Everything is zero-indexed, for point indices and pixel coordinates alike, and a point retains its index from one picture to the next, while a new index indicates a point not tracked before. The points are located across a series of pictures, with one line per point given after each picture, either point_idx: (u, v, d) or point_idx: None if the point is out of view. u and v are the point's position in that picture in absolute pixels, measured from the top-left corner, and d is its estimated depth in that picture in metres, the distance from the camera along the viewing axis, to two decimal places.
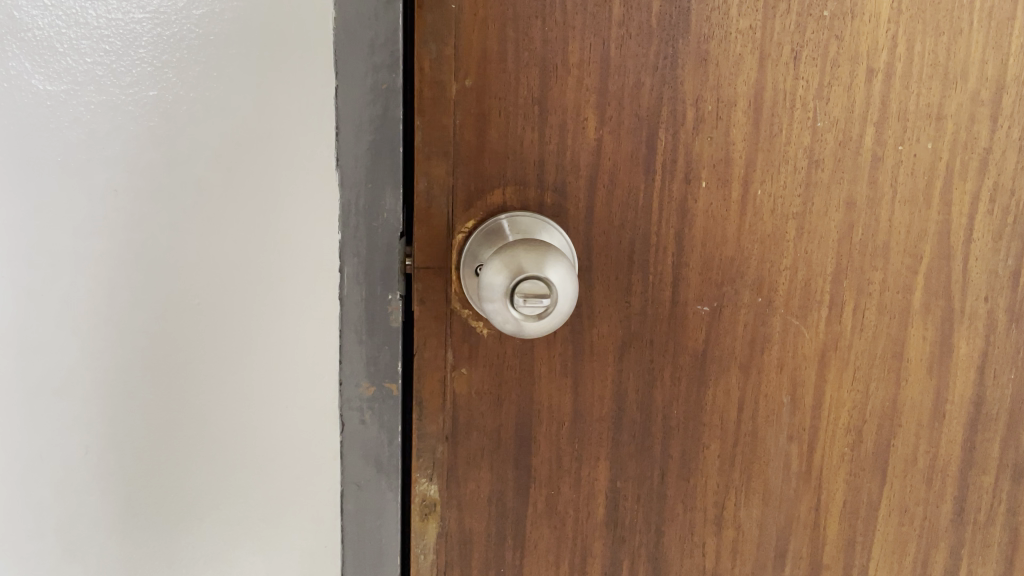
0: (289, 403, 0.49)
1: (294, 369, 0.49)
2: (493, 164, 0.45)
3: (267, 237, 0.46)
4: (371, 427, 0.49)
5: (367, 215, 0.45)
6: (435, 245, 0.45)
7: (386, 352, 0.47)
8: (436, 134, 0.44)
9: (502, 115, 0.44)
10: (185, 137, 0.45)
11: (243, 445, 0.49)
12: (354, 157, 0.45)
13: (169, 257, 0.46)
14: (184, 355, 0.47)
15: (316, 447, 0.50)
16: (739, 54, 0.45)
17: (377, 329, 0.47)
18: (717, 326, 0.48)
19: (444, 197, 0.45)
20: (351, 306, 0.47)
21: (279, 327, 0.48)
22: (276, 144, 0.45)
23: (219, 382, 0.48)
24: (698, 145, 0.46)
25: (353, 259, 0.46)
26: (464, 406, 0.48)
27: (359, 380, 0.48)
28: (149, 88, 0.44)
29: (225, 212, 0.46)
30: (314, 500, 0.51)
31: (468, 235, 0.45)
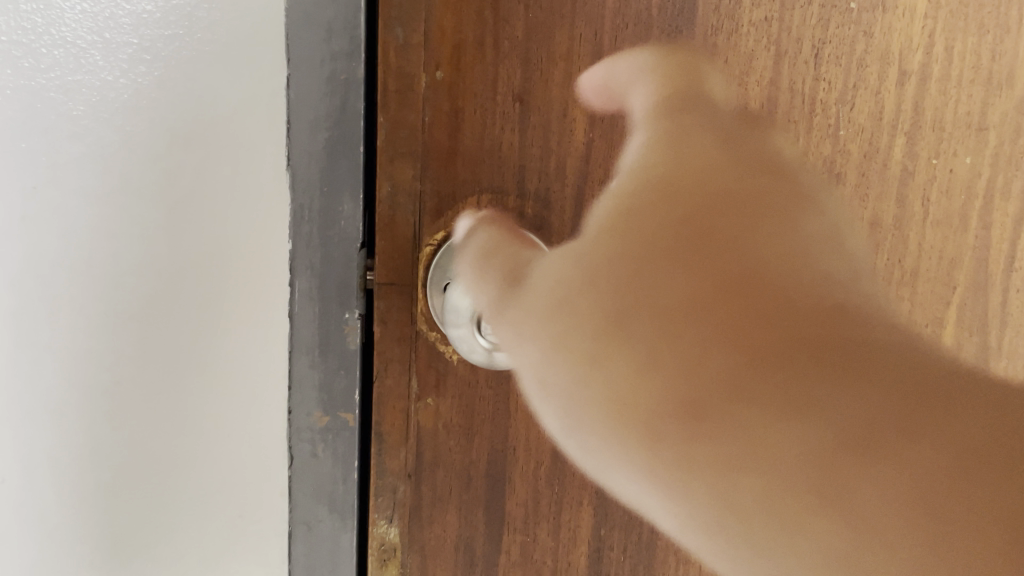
0: (234, 434, 0.42)
1: (241, 395, 0.42)
2: (468, 168, 0.39)
3: (211, 245, 0.39)
4: (324, 461, 0.45)
5: (322, 222, 0.41)
6: (398, 258, 0.40)
7: (343, 378, 0.43)
8: (401, 133, 0.39)
9: (477, 113, 0.39)
10: (116, 134, 0.37)
11: (181, 484, 0.42)
12: (309, 159, 0.40)
13: (96, 267, 0.38)
14: (112, 386, 0.40)
15: (263, 483, 0.44)
16: (751, 51, 0.39)
17: (331, 351, 0.43)
18: None
19: (410, 205, 0.40)
20: (304, 324, 0.43)
21: (224, 348, 0.41)
22: (222, 140, 0.39)
23: (151, 413, 0.41)
24: (702, 153, 0.40)
25: (305, 275, 0.42)
26: (430, 441, 0.42)
27: (311, 409, 0.44)
28: (75, 73, 0.36)
29: (160, 218, 0.38)
30: (257, 539, 0.45)
31: (436, 249, 0.40)
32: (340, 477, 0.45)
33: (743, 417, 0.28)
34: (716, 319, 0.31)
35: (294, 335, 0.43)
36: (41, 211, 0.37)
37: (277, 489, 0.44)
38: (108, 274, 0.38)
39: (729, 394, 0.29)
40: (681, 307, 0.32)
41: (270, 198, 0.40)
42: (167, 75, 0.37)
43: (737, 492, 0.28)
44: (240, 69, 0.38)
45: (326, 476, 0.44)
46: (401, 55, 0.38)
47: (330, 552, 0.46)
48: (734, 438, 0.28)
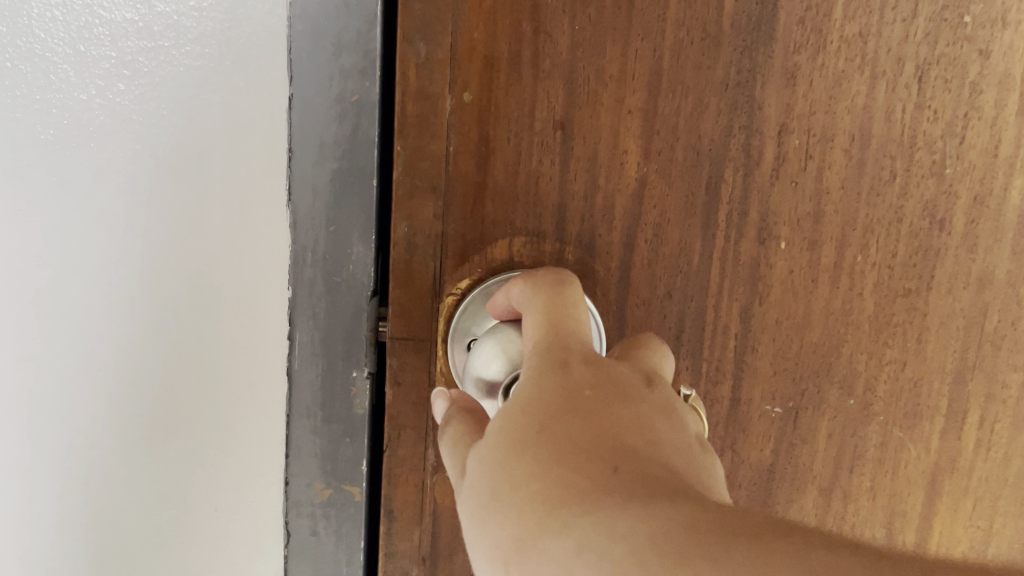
0: (221, 508, 0.36)
1: (227, 462, 0.36)
2: (499, 208, 0.33)
3: (194, 291, 0.34)
4: (326, 539, 0.38)
5: (329, 267, 0.35)
6: (415, 311, 0.34)
7: (349, 447, 0.37)
8: (422, 165, 0.33)
9: (511, 144, 0.33)
10: (88, 162, 0.32)
11: (161, 561, 0.37)
12: (314, 189, 0.34)
13: (66, 314, 0.33)
14: (80, 453, 0.34)
15: (257, 561, 0.38)
16: (840, 72, 0.33)
17: (337, 415, 0.37)
18: (792, 435, 0.36)
19: (430, 248, 0.34)
20: (304, 385, 0.36)
21: (209, 411, 0.35)
22: (210, 168, 0.32)
23: (125, 482, 0.35)
24: (777, 193, 0.33)
25: (307, 325, 0.35)
26: (450, 520, 0.37)
27: (311, 480, 0.37)
28: (44, 92, 0.31)
29: (135, 260, 0.33)
30: None
31: (460, 297, 0.34)
32: (343, 557, 0.39)
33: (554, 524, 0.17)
34: (575, 429, 0.19)
35: (292, 395, 0.36)
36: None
37: (272, 569, 0.38)
38: (77, 323, 0.33)
39: (542, 501, 0.18)
40: (548, 405, 0.21)
41: (264, 234, 0.34)
42: (150, 93, 0.31)
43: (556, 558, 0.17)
44: (236, 86, 0.32)
45: (328, 553, 0.38)
46: (424, 73, 0.32)
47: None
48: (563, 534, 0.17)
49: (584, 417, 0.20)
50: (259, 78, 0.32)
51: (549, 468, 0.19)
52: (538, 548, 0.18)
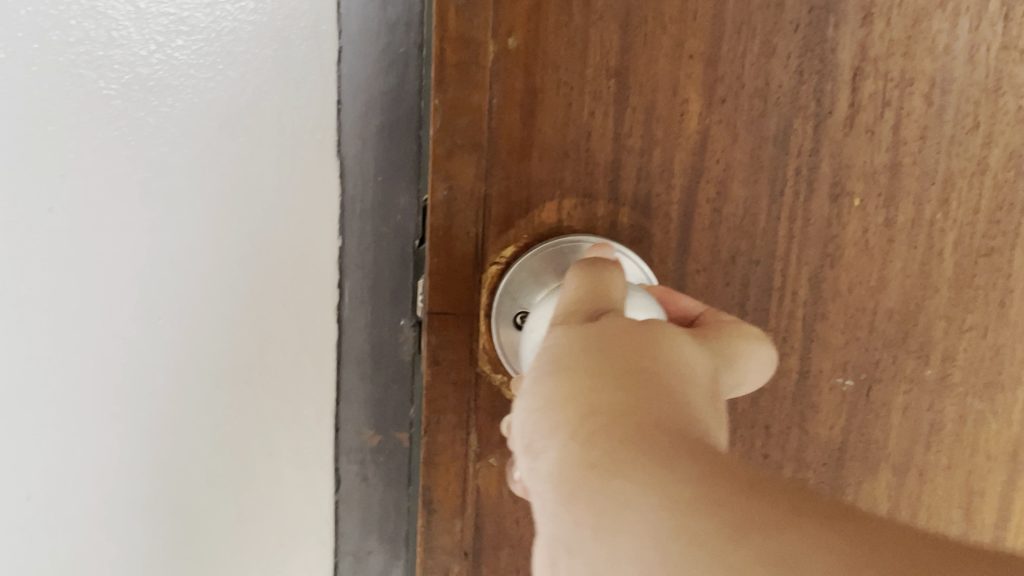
0: (279, 452, 0.42)
1: (284, 407, 0.42)
2: (547, 165, 0.30)
3: (251, 256, 0.39)
4: (375, 481, 0.45)
5: (377, 217, 0.41)
6: (455, 283, 0.31)
7: (395, 391, 0.44)
8: (462, 119, 0.30)
9: (561, 94, 0.30)
10: (148, 115, 0.37)
11: (237, 484, 0.42)
12: (361, 174, 0.41)
13: (166, 258, 0.39)
14: (144, 401, 0.39)
15: (307, 501, 0.44)
16: (921, 9, 0.30)
17: (384, 360, 0.44)
18: (863, 410, 0.33)
19: (471, 212, 0.31)
20: (354, 332, 0.43)
21: (263, 363, 0.41)
22: (264, 128, 0.38)
23: (185, 431, 0.40)
24: (850, 145, 0.31)
25: (358, 291, 0.42)
26: (493, 513, 0.34)
27: (361, 426, 0.44)
28: (139, 65, 0.37)
29: (200, 225, 0.39)
30: (309, 545, 0.45)
31: (505, 267, 0.31)
32: (390, 491, 0.46)
33: (643, 441, 0.19)
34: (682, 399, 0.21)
35: (345, 351, 0.43)
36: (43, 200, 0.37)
37: (322, 491, 0.44)
38: (135, 271, 0.38)
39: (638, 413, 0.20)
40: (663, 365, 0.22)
41: (312, 212, 0.40)
42: (207, 45, 0.37)
43: (632, 467, 0.19)
44: (290, 40, 0.38)
45: (377, 491, 0.46)
46: (464, 17, 0.29)
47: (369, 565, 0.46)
48: (644, 455, 0.19)
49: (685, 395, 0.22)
50: (311, 33, 0.38)
51: (645, 409, 0.20)
52: (618, 455, 0.19)
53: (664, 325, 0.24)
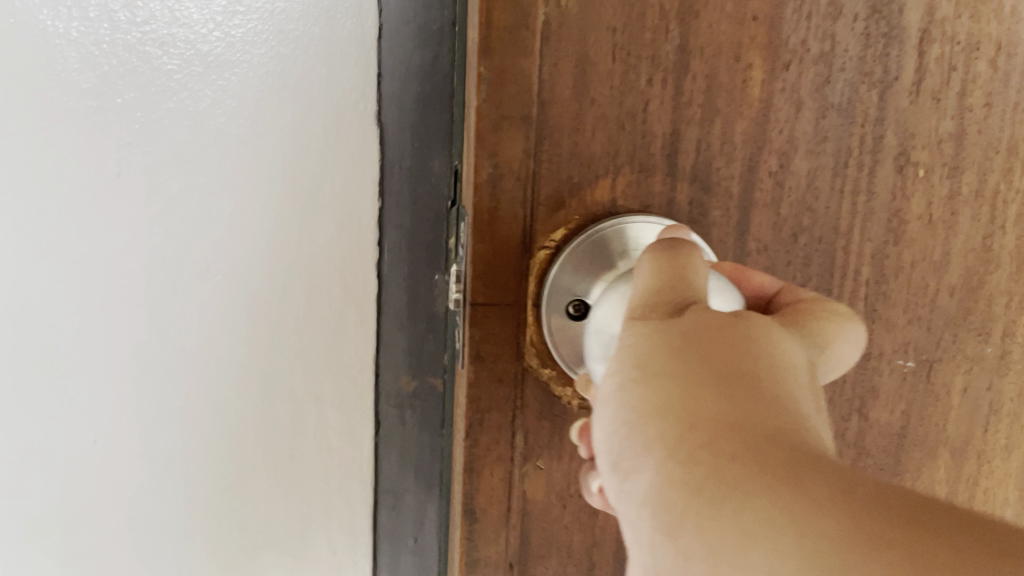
0: (324, 407, 0.44)
1: (326, 358, 0.44)
2: (601, 139, 0.28)
3: (299, 213, 0.41)
4: (412, 428, 0.45)
5: (414, 173, 0.42)
6: (501, 269, 0.28)
7: (431, 341, 0.44)
8: (510, 89, 0.27)
9: (617, 60, 0.27)
10: (201, 86, 0.40)
11: (284, 424, 0.44)
12: (399, 123, 0.41)
13: (218, 209, 0.41)
14: (201, 348, 0.43)
15: (350, 457, 0.45)
16: None
17: (420, 313, 0.44)
18: (924, 392, 0.32)
19: (519, 192, 0.28)
20: (393, 285, 0.43)
21: (312, 318, 0.43)
22: (312, 95, 0.40)
23: (241, 386, 0.43)
24: (916, 113, 0.29)
25: (397, 235, 0.43)
26: (539, 519, 0.31)
27: (399, 376, 0.45)
28: (202, 45, 0.40)
29: (252, 189, 0.41)
30: (349, 489, 0.45)
31: (555, 251, 0.29)
32: (427, 438, 0.45)
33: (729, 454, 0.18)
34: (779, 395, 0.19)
35: (384, 302, 0.44)
36: (109, 185, 0.40)
37: (364, 438, 0.45)
38: (193, 224, 0.41)
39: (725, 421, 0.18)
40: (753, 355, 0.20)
41: (352, 169, 0.41)
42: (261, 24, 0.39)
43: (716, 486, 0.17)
44: (336, 17, 0.40)
45: (414, 442, 0.46)
46: None
47: (410, 522, 0.46)
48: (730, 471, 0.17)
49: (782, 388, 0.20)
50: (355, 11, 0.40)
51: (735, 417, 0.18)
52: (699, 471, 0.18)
53: (753, 313, 0.22)
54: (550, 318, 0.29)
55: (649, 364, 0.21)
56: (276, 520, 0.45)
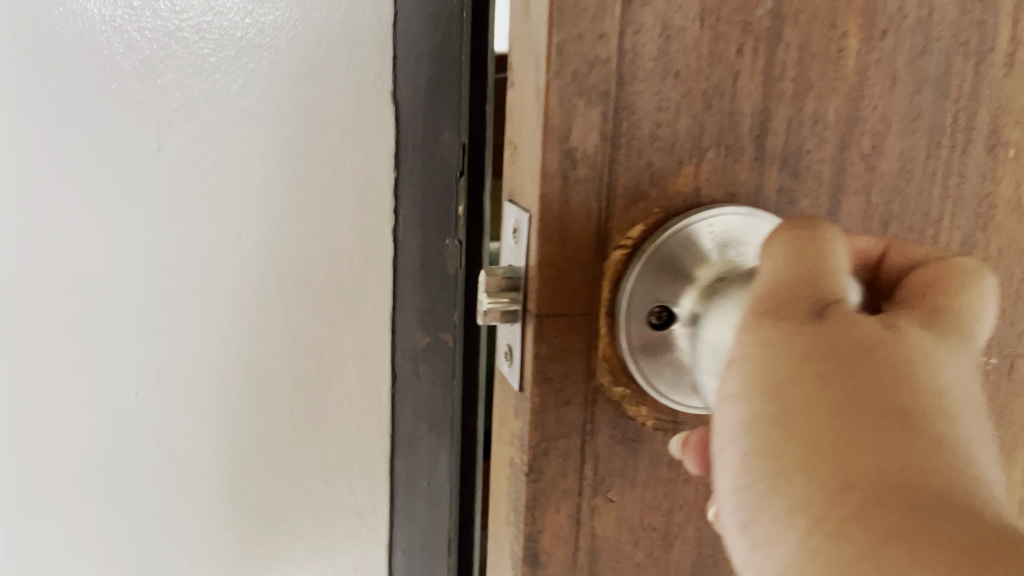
0: (343, 353, 0.38)
1: (336, 316, 0.38)
2: (686, 118, 0.24)
3: (315, 149, 0.36)
4: (425, 385, 0.37)
5: (427, 112, 0.35)
6: (570, 272, 0.24)
7: (445, 300, 0.36)
8: (586, 60, 0.23)
9: (706, 27, 0.23)
10: (234, 70, 0.35)
11: (291, 393, 0.39)
12: (419, 49, 0.34)
13: (205, 158, 0.36)
14: (187, 319, 0.38)
15: (370, 409, 0.39)
16: None
17: (433, 270, 0.36)
18: (1008, 390, 0.29)
19: (594, 183, 0.24)
20: (408, 240, 0.37)
21: (331, 261, 0.37)
22: (316, 35, 0.35)
23: (257, 338, 0.38)
24: (1008, 88, 0.26)
25: (413, 173, 0.36)
26: (609, 558, 0.27)
27: (414, 325, 0.37)
28: (207, 16, 0.35)
29: (268, 122, 0.35)
30: (363, 458, 0.40)
31: (633, 250, 0.25)
32: (441, 402, 0.37)
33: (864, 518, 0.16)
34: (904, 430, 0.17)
35: (399, 249, 0.37)
36: (114, 139, 0.36)
37: (379, 405, 0.39)
38: (173, 189, 0.36)
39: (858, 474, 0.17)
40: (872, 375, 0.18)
41: (373, 98, 0.36)
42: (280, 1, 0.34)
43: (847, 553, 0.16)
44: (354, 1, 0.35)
45: (431, 401, 0.37)
46: None
47: (428, 495, 0.38)
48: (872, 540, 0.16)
49: (912, 421, 0.17)
50: None
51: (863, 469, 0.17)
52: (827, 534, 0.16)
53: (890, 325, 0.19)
54: (627, 333, 0.25)
55: (760, 393, 0.19)
56: (291, 475, 0.40)
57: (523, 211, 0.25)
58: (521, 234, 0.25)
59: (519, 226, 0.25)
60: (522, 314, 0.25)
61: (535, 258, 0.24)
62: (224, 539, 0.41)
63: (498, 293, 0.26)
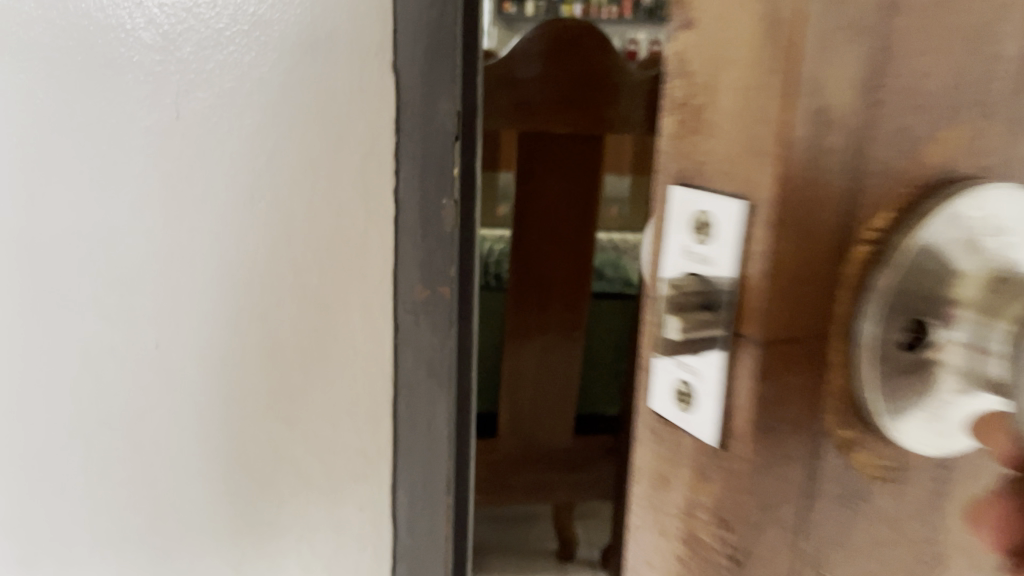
0: (347, 315, 0.40)
1: (337, 275, 0.39)
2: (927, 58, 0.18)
3: (320, 120, 0.37)
4: (425, 333, 0.40)
5: (425, 79, 0.36)
6: (802, 283, 0.18)
7: (442, 254, 0.39)
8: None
9: None
10: (249, 43, 0.36)
11: (294, 348, 0.40)
12: (418, 22, 0.35)
13: (217, 124, 0.37)
14: (196, 279, 0.39)
15: (372, 366, 0.40)
16: None
17: (430, 227, 0.38)
18: None
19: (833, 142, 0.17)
20: (406, 201, 0.38)
21: (334, 224, 0.38)
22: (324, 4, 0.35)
23: (260, 303, 0.39)
24: None
25: (413, 141, 0.37)
26: None
27: (413, 281, 0.39)
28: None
29: (267, 96, 0.36)
30: (365, 410, 0.41)
31: (875, 250, 0.18)
32: (440, 346, 0.40)
33: None
34: None
35: (400, 209, 0.38)
36: (127, 108, 0.37)
37: (380, 358, 0.40)
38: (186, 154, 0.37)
39: None
40: None
41: (376, 70, 0.36)
42: None
43: None
44: None
45: (426, 348, 0.40)
46: None
47: (424, 435, 0.41)
48: None
49: None
50: None
51: None
52: None
53: None
54: (878, 366, 0.19)
55: None
56: (293, 435, 0.41)
57: (730, 199, 0.18)
58: (722, 230, 0.18)
59: (714, 220, 0.19)
60: (728, 340, 0.18)
61: (766, 260, 0.17)
62: (229, 490, 0.42)
63: (689, 311, 0.18)
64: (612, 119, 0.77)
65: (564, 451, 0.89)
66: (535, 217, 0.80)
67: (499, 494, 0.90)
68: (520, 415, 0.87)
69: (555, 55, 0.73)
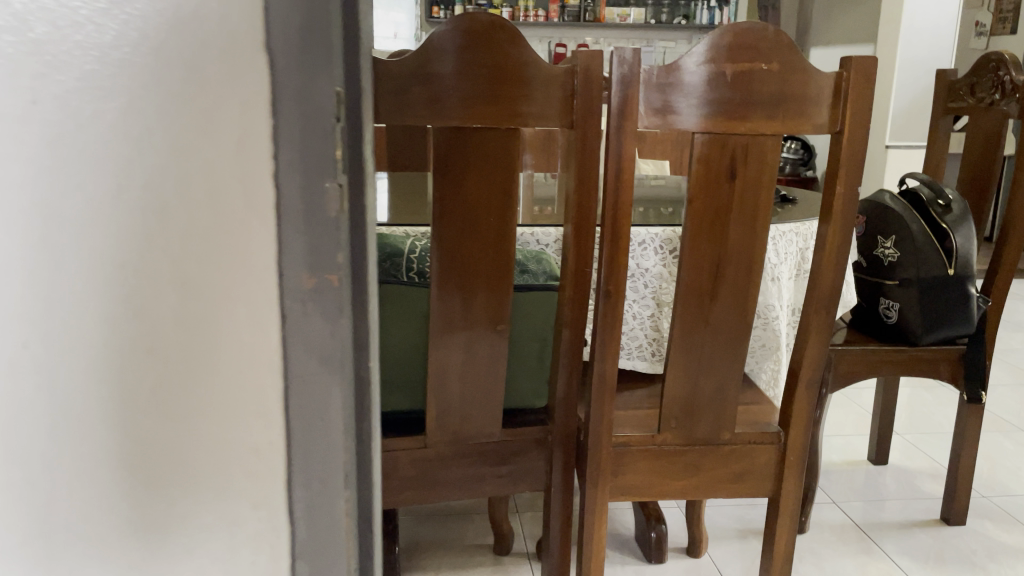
0: (217, 333, 0.31)
1: (198, 282, 0.30)
2: None
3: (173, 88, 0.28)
4: (314, 344, 0.32)
5: (300, 38, 0.29)
6: None
7: (330, 248, 0.31)
8: None
9: None
10: (107, 22, 0.27)
11: (150, 386, 0.31)
12: None
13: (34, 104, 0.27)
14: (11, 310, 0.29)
15: (255, 392, 0.32)
16: None
17: (316, 215, 0.30)
18: None
19: None
20: (284, 187, 0.30)
21: (193, 218, 0.29)
22: None
23: (109, 330, 0.30)
24: None
25: (291, 112, 0.29)
26: None
27: (296, 279, 0.31)
28: None
29: (125, 79, 0.28)
30: (252, 450, 0.32)
31: None
32: (334, 355, 0.33)
33: None
34: None
35: (276, 196, 0.30)
36: None
37: (264, 381, 0.32)
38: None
39: None
40: None
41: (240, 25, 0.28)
42: None
43: None
44: None
45: (321, 352, 0.32)
46: None
47: (325, 449, 0.33)
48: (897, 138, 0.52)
49: None
50: None
51: None
52: None
53: None
54: None
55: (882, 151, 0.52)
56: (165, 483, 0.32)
57: None
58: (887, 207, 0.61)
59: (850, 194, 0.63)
60: None
61: None
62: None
63: None
64: (525, 113, 0.78)
65: (493, 444, 0.90)
66: (453, 213, 0.80)
67: (431, 490, 0.89)
68: (448, 408, 0.87)
69: (468, 48, 0.75)
